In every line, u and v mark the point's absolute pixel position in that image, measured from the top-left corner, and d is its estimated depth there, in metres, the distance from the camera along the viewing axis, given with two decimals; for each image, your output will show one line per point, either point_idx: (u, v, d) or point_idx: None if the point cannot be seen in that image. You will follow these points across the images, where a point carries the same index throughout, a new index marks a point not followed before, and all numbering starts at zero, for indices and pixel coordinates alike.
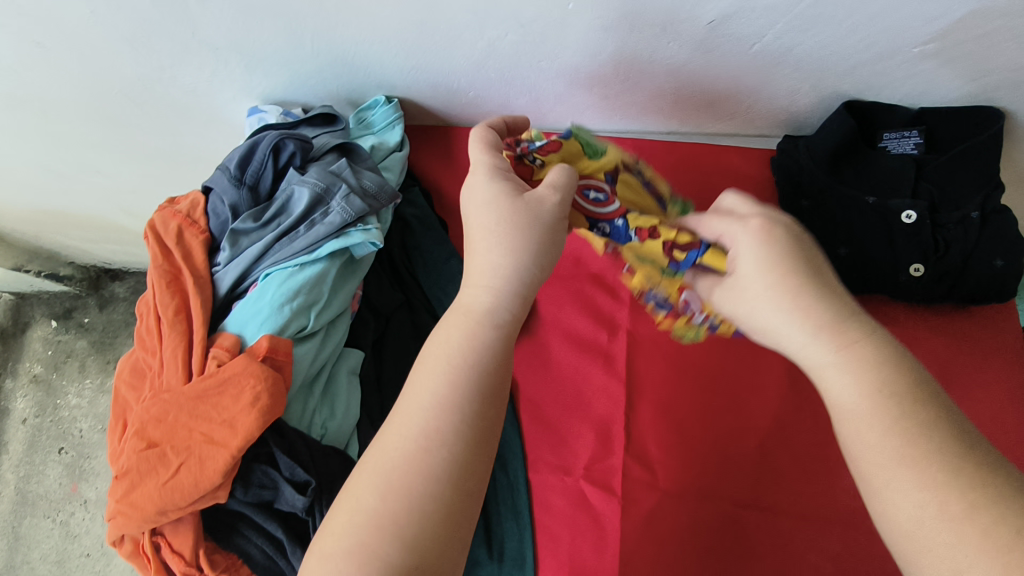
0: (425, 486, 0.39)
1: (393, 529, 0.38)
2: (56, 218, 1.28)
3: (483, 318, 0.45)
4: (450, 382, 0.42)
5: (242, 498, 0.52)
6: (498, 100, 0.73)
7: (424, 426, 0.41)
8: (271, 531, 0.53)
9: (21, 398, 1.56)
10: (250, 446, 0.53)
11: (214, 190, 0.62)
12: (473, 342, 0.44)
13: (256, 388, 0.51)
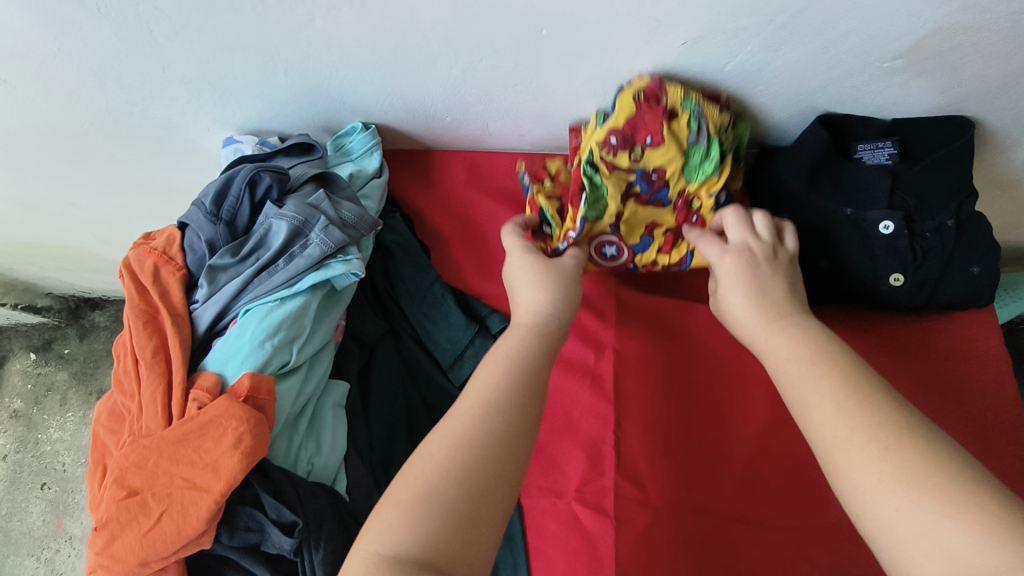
0: (489, 455, 0.45)
1: (465, 484, 0.43)
2: (32, 250, 1.26)
3: (531, 329, 0.55)
4: (513, 368, 0.51)
5: (228, 543, 0.51)
6: (475, 123, 0.73)
7: (489, 404, 0.48)
8: (259, 575, 0.52)
9: (2, 434, 1.52)
10: (234, 489, 0.52)
11: (190, 226, 0.61)
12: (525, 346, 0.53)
13: (238, 430, 0.50)
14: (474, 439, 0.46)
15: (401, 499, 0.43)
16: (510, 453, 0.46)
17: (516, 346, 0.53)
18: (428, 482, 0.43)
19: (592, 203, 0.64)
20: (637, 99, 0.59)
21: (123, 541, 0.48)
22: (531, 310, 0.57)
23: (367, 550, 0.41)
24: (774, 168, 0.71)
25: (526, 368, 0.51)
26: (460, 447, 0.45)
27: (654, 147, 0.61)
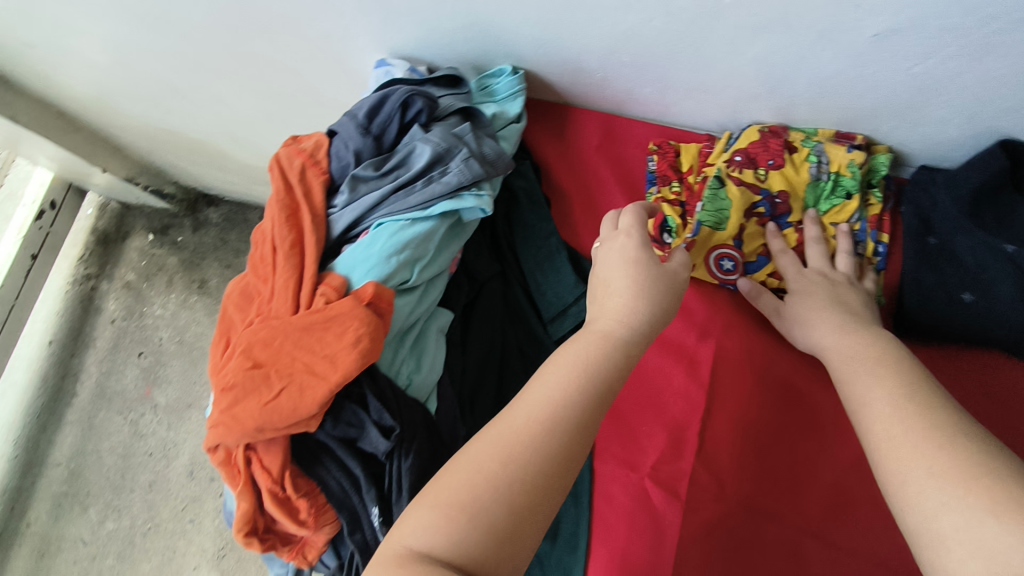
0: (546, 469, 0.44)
1: (514, 502, 0.42)
2: (173, 138, 1.35)
3: (610, 340, 0.51)
4: (583, 380, 0.47)
5: (330, 431, 0.55)
6: (622, 86, 0.71)
7: (551, 419, 0.45)
8: (351, 468, 0.56)
9: (113, 300, 1.64)
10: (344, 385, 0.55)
11: (340, 134, 0.63)
12: (600, 357, 0.49)
13: (359, 330, 0.53)
14: (528, 454, 0.44)
15: (441, 499, 0.42)
16: (560, 472, 0.44)
17: (585, 354, 0.49)
18: (470, 494, 0.42)
19: (712, 209, 0.67)
20: (762, 133, 0.68)
21: (244, 405, 0.52)
22: (614, 319, 0.52)
23: (400, 544, 0.41)
24: (931, 188, 0.66)
25: (595, 382, 0.48)
26: (511, 462, 0.43)
27: (775, 167, 0.67)
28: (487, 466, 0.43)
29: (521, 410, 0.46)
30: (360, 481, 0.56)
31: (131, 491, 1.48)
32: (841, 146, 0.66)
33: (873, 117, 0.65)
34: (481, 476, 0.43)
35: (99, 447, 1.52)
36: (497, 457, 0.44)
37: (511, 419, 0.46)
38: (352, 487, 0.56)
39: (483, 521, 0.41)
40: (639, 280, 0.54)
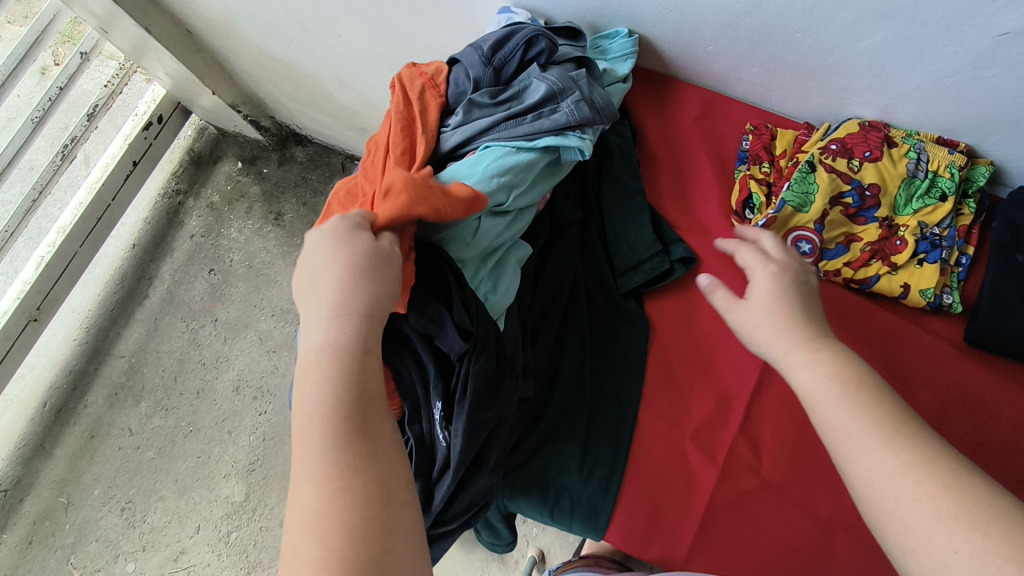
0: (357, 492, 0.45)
1: (361, 551, 0.44)
2: (280, 69, 1.40)
3: (315, 364, 0.49)
4: (360, 409, 0.48)
5: (413, 324, 0.59)
6: (731, 64, 0.73)
7: (354, 467, 0.46)
8: (424, 363, 0.60)
9: (195, 217, 1.65)
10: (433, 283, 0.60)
11: (462, 63, 0.67)
12: (334, 380, 0.48)
13: (429, 209, 0.55)
14: (342, 491, 0.45)
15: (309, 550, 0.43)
16: (386, 497, 0.46)
17: (324, 388, 0.48)
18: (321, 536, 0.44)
19: (798, 190, 0.69)
20: (862, 126, 0.69)
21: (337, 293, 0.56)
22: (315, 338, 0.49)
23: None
24: None
25: (365, 395, 0.48)
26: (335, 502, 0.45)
27: (872, 160, 0.67)
28: (313, 528, 0.44)
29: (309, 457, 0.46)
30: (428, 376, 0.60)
31: (180, 394, 1.45)
32: (942, 147, 0.68)
33: (982, 126, 0.65)
34: (312, 533, 0.44)
35: (159, 348, 1.50)
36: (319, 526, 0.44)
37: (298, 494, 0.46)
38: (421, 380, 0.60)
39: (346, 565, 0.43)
40: (341, 259, 0.52)
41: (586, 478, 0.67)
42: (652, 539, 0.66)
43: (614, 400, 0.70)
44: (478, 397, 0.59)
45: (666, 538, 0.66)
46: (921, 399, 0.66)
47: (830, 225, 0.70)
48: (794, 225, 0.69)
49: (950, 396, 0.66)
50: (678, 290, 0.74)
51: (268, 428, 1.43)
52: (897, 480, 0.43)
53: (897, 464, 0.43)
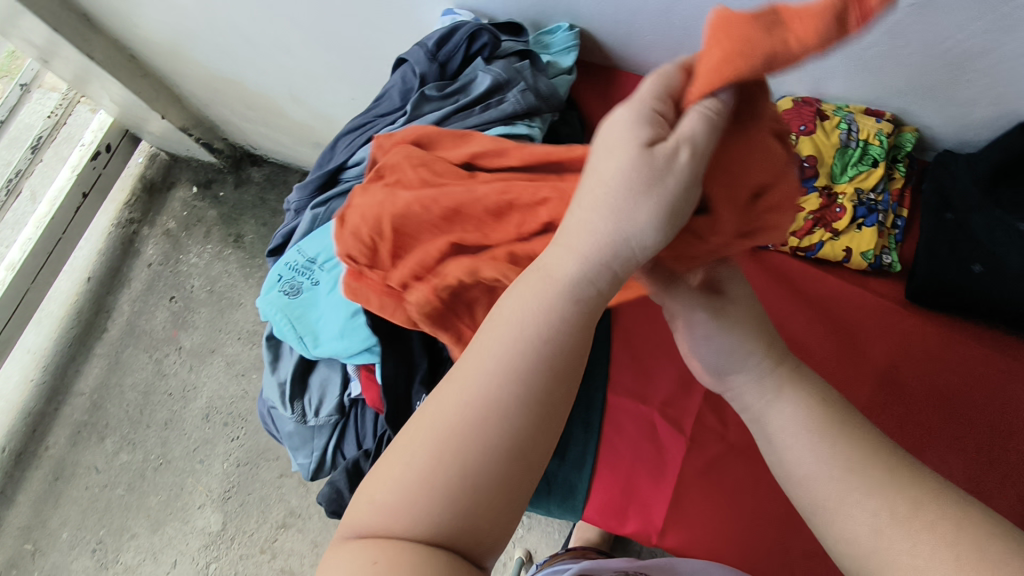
0: (489, 445, 0.38)
1: (461, 503, 0.38)
2: (231, 89, 1.37)
3: (568, 289, 0.39)
4: (541, 347, 0.39)
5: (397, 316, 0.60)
6: (669, 50, 0.76)
7: (493, 406, 0.38)
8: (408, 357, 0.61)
9: (152, 245, 1.60)
10: None
11: (409, 62, 0.69)
12: (551, 317, 0.39)
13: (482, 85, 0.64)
14: (467, 431, 0.38)
15: (394, 478, 0.39)
16: (520, 460, 0.39)
17: (537, 300, 0.40)
18: (424, 469, 0.38)
19: None
20: (796, 103, 0.73)
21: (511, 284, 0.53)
22: (571, 254, 0.40)
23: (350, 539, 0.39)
24: (953, 166, 0.70)
25: (550, 340, 0.39)
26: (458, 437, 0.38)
27: (807, 133, 0.71)
28: (423, 448, 0.38)
29: (462, 380, 0.40)
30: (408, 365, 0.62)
31: (147, 427, 1.41)
32: (870, 117, 0.72)
33: (904, 94, 0.69)
34: (420, 455, 0.39)
35: (122, 382, 1.46)
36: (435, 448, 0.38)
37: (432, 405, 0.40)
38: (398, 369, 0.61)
39: (440, 519, 0.37)
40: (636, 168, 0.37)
41: (561, 460, 0.68)
42: (629, 512, 0.67)
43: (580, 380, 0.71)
44: None
45: (642, 510, 0.67)
46: (870, 355, 0.69)
47: None
48: None
49: (896, 351, 0.69)
50: None
51: (241, 453, 1.38)
52: (859, 500, 0.43)
53: (838, 470, 0.44)
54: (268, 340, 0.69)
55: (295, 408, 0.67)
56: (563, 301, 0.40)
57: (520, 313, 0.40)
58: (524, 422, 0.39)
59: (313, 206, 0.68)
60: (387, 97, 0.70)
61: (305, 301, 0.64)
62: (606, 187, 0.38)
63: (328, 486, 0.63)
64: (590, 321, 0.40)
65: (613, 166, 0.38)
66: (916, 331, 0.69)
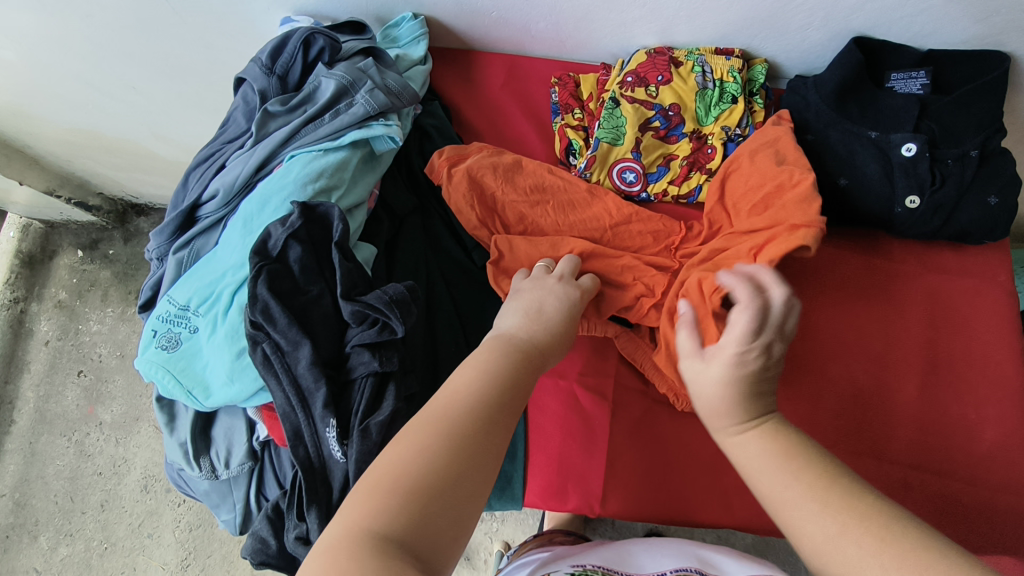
0: (473, 451, 0.41)
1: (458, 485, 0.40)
2: (90, 141, 1.24)
3: (516, 343, 0.51)
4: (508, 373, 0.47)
5: (273, 339, 0.55)
6: (519, 24, 0.75)
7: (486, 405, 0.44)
8: (296, 382, 0.56)
9: (45, 321, 1.45)
10: (297, 301, 0.57)
11: (247, 80, 0.65)
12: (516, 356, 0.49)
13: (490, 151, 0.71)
14: (462, 426, 0.42)
15: (394, 469, 0.39)
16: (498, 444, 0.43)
17: (494, 357, 0.48)
18: (423, 459, 0.39)
19: (609, 126, 0.72)
20: (649, 55, 0.74)
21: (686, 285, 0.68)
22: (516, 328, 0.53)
23: (351, 527, 0.37)
24: (803, 92, 0.72)
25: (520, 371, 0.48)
26: (450, 429, 0.41)
27: (664, 83, 0.73)
28: (421, 441, 0.41)
29: (452, 394, 0.44)
30: (308, 396, 0.56)
31: (82, 513, 1.30)
32: (720, 56, 0.73)
33: (746, 29, 0.71)
34: (432, 445, 0.40)
35: (44, 473, 1.33)
36: (439, 438, 0.41)
37: (437, 404, 0.43)
38: (298, 403, 0.56)
39: (424, 513, 0.38)
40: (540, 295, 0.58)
41: None
42: (569, 488, 0.66)
43: None
44: (372, 400, 0.57)
45: (581, 483, 0.66)
46: None
47: (648, 149, 0.72)
48: (615, 157, 0.72)
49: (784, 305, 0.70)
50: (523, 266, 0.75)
51: (192, 516, 1.30)
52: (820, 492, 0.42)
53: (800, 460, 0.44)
54: (158, 401, 0.64)
55: (203, 465, 0.63)
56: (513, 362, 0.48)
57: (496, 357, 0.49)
58: (496, 437, 0.43)
59: (174, 250, 0.64)
60: (231, 121, 0.66)
61: (187, 351, 0.60)
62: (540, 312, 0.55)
63: (250, 537, 0.59)
64: (526, 376, 0.48)
65: (547, 305, 0.57)
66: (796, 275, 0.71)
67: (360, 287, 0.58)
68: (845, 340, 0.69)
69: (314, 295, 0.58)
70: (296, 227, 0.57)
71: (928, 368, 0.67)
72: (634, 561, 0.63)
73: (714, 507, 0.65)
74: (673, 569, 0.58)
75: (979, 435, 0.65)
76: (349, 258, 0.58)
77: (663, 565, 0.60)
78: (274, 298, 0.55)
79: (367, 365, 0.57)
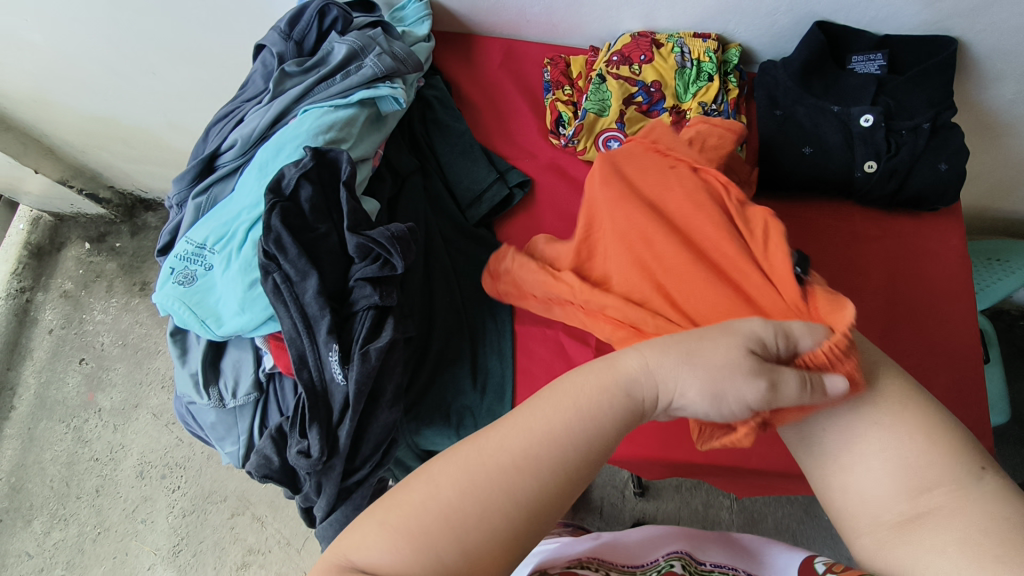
0: (508, 532, 0.38)
1: (468, 545, 0.38)
2: (107, 130, 1.30)
3: (625, 391, 0.44)
4: (573, 427, 0.42)
5: (284, 270, 0.60)
6: (515, 8, 0.83)
7: (529, 456, 0.40)
8: (304, 310, 0.61)
9: (50, 310, 1.49)
10: (312, 237, 0.62)
11: (266, 47, 0.72)
12: (602, 405, 0.43)
13: None
14: (490, 488, 0.39)
15: (393, 520, 0.39)
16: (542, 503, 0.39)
17: (597, 397, 0.43)
18: (417, 521, 0.38)
19: (596, 99, 0.78)
20: (633, 38, 0.81)
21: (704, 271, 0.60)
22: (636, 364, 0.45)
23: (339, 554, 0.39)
24: (773, 72, 0.79)
25: (594, 431, 0.42)
26: (474, 488, 0.39)
27: (647, 62, 0.79)
28: (452, 488, 0.39)
29: (491, 447, 0.41)
30: (313, 324, 0.61)
31: (77, 498, 1.31)
32: (697, 39, 0.80)
33: (719, 15, 0.79)
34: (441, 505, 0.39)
35: (41, 459, 1.35)
36: (456, 487, 0.39)
37: (493, 441, 0.41)
38: (304, 329, 0.61)
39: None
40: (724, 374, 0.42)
41: (482, 392, 0.71)
42: None
43: (488, 317, 0.75)
44: (372, 330, 0.62)
45: None
46: None
47: (631, 121, 0.79)
48: (600, 127, 0.79)
49: None
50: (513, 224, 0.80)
51: (186, 502, 1.30)
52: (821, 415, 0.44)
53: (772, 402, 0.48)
54: (172, 334, 0.69)
55: (211, 394, 0.67)
56: (610, 415, 0.43)
57: (573, 398, 0.43)
58: (549, 507, 0.40)
59: (194, 195, 0.69)
60: (250, 83, 0.73)
61: (202, 286, 0.65)
62: (699, 348, 0.44)
63: (255, 455, 0.63)
64: (614, 436, 0.43)
65: (717, 354, 0.43)
66: None
67: (365, 225, 0.63)
68: None
69: (319, 233, 0.63)
70: (308, 168, 0.62)
71: (888, 319, 0.73)
72: (624, 554, 0.61)
73: (688, 447, 0.70)
74: (664, 555, 0.58)
75: (934, 381, 0.70)
76: (355, 199, 0.64)
77: (652, 554, 0.59)
78: (286, 229, 0.60)
79: (369, 298, 0.62)
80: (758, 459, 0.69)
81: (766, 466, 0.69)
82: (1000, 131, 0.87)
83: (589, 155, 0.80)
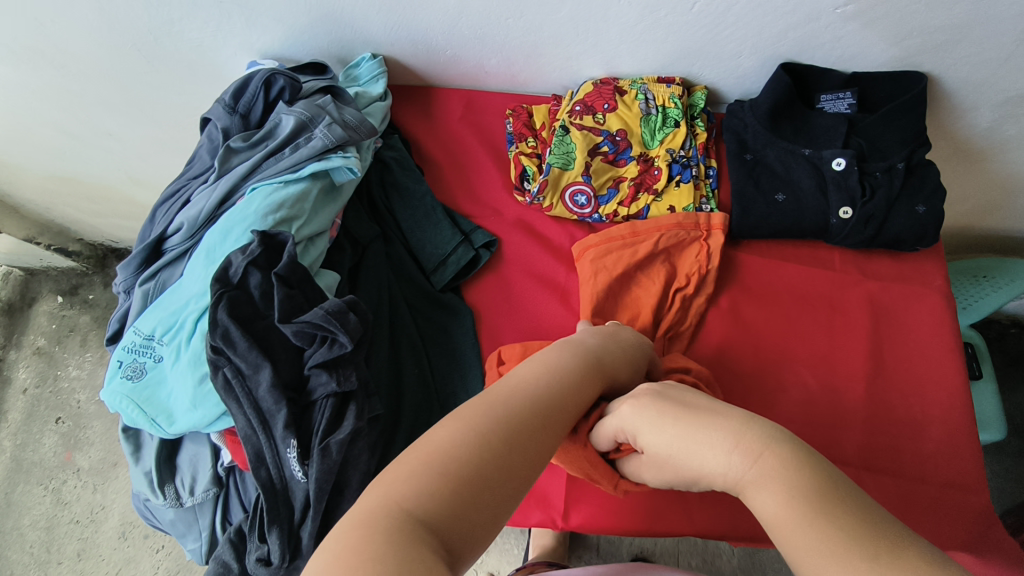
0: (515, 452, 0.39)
1: (496, 453, 0.37)
2: (70, 187, 1.26)
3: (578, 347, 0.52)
4: (554, 376, 0.46)
5: (235, 360, 0.57)
6: (473, 60, 0.80)
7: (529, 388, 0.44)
8: (258, 405, 0.57)
9: (23, 368, 1.44)
10: (263, 326, 0.59)
11: (212, 120, 0.69)
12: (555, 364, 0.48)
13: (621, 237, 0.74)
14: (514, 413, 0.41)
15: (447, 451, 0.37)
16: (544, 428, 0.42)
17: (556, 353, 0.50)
18: (465, 443, 0.37)
19: (560, 152, 0.75)
20: (596, 85, 0.78)
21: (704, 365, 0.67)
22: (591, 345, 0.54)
23: (390, 494, 0.35)
24: (741, 115, 0.76)
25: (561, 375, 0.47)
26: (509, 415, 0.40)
27: (611, 110, 0.77)
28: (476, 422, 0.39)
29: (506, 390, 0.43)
30: (269, 419, 0.57)
31: (57, 565, 1.26)
32: (661, 84, 0.78)
33: (682, 60, 0.76)
34: (474, 442, 0.38)
35: (20, 525, 1.29)
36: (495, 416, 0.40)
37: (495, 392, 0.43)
38: (259, 425, 0.57)
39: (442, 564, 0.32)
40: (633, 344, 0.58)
41: None
42: (530, 503, 0.68)
43: (460, 385, 0.72)
44: (331, 420, 0.59)
45: (543, 497, 0.68)
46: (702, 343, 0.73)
47: (597, 173, 0.76)
48: (566, 181, 0.76)
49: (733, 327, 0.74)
50: (483, 284, 0.77)
51: (171, 562, 1.25)
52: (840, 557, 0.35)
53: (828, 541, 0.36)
54: (124, 431, 0.65)
55: (167, 492, 0.64)
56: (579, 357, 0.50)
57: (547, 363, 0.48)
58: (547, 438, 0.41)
59: (141, 282, 0.66)
60: (196, 158, 0.70)
61: (151, 379, 0.61)
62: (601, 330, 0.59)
63: (214, 560, 0.60)
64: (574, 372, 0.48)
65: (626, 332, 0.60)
66: (751, 293, 0.75)
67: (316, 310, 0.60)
68: (792, 345, 0.72)
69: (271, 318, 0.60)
70: (256, 255, 0.59)
71: (872, 368, 0.71)
72: None
73: (674, 515, 0.67)
74: None
75: (922, 433, 0.68)
76: (293, 286, 0.60)
77: None
78: (234, 322, 0.57)
79: (326, 385, 0.59)
80: (747, 524, 0.66)
81: (759, 531, 0.66)
82: (975, 156, 0.85)
83: (556, 211, 0.78)
